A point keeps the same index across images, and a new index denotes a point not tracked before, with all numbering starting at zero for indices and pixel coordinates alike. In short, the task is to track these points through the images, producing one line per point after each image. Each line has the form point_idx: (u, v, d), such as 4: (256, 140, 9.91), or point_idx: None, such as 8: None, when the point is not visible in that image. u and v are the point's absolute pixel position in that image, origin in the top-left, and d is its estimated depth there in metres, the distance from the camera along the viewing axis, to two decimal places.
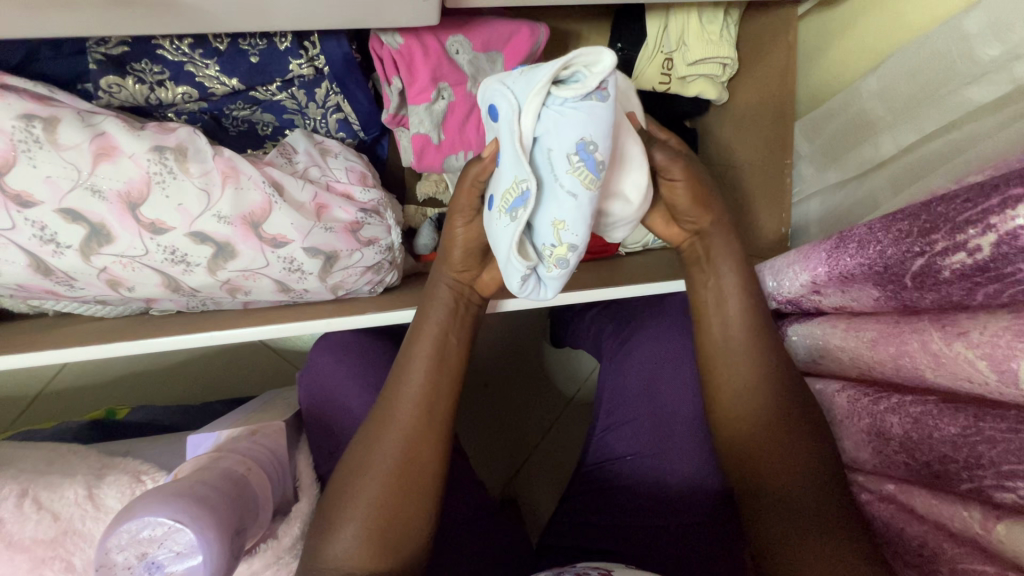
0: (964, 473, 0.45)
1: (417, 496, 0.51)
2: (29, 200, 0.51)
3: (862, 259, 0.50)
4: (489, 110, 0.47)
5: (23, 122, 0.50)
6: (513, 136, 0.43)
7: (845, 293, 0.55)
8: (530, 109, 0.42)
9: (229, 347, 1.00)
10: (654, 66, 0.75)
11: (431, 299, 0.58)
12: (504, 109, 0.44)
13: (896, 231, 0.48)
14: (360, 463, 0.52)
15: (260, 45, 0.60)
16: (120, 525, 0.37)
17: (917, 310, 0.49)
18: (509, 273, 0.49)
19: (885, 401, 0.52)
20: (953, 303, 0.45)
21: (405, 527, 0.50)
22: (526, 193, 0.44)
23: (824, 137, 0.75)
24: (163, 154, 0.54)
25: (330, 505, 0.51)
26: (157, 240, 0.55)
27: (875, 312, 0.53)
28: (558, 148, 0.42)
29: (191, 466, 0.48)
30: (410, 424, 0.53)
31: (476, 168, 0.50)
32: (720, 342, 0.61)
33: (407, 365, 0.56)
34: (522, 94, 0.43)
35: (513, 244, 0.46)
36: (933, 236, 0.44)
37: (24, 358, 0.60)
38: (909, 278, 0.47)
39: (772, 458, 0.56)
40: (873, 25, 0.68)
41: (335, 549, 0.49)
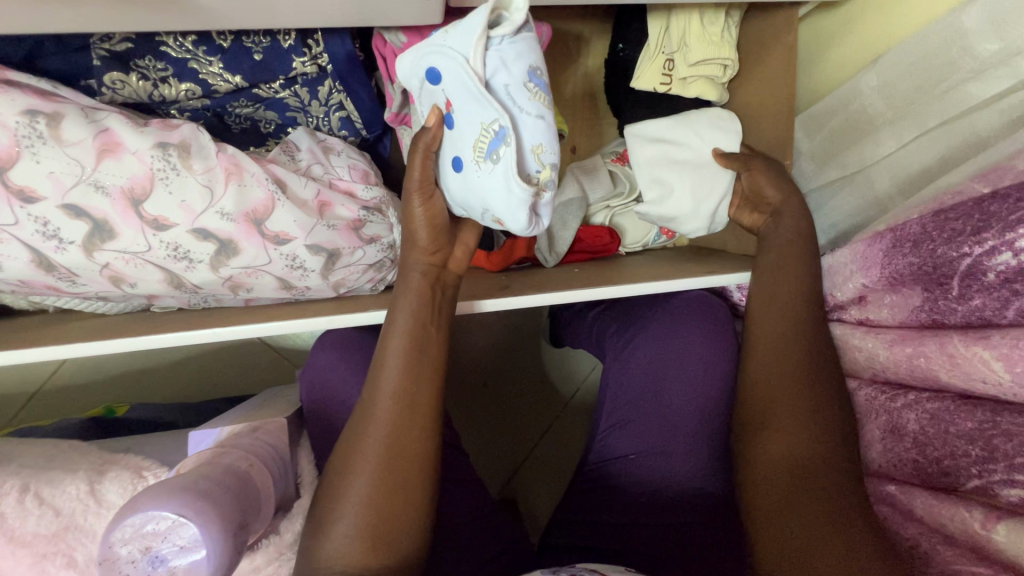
0: (973, 468, 0.47)
1: (412, 491, 0.51)
2: (32, 195, 0.51)
3: (913, 258, 0.52)
4: (429, 74, 0.54)
5: (26, 118, 0.50)
6: (473, 83, 0.51)
7: (891, 297, 0.56)
8: (477, 53, 0.51)
9: (228, 344, 1.00)
10: (654, 66, 0.76)
11: (405, 286, 0.59)
12: (455, 65, 0.52)
13: (948, 230, 0.49)
14: (347, 458, 0.52)
15: (264, 43, 0.60)
16: (125, 519, 0.37)
17: (943, 324, 0.51)
18: (513, 216, 0.55)
19: (901, 398, 0.53)
20: (984, 319, 0.48)
21: (393, 527, 0.50)
22: (500, 131, 0.52)
23: (823, 134, 0.75)
24: (166, 150, 0.55)
25: (324, 500, 0.51)
26: (160, 237, 0.55)
27: (900, 324, 0.55)
28: (514, 80, 0.52)
29: (194, 461, 0.48)
30: (392, 419, 0.53)
31: (428, 137, 0.56)
32: (759, 342, 0.62)
33: (383, 358, 0.56)
34: (464, 45, 0.51)
35: (514, 175, 0.52)
36: (983, 235, 0.47)
37: (22, 354, 0.60)
38: (956, 280, 0.49)
39: (784, 446, 0.55)
40: (873, 26, 0.68)
41: (329, 548, 0.49)
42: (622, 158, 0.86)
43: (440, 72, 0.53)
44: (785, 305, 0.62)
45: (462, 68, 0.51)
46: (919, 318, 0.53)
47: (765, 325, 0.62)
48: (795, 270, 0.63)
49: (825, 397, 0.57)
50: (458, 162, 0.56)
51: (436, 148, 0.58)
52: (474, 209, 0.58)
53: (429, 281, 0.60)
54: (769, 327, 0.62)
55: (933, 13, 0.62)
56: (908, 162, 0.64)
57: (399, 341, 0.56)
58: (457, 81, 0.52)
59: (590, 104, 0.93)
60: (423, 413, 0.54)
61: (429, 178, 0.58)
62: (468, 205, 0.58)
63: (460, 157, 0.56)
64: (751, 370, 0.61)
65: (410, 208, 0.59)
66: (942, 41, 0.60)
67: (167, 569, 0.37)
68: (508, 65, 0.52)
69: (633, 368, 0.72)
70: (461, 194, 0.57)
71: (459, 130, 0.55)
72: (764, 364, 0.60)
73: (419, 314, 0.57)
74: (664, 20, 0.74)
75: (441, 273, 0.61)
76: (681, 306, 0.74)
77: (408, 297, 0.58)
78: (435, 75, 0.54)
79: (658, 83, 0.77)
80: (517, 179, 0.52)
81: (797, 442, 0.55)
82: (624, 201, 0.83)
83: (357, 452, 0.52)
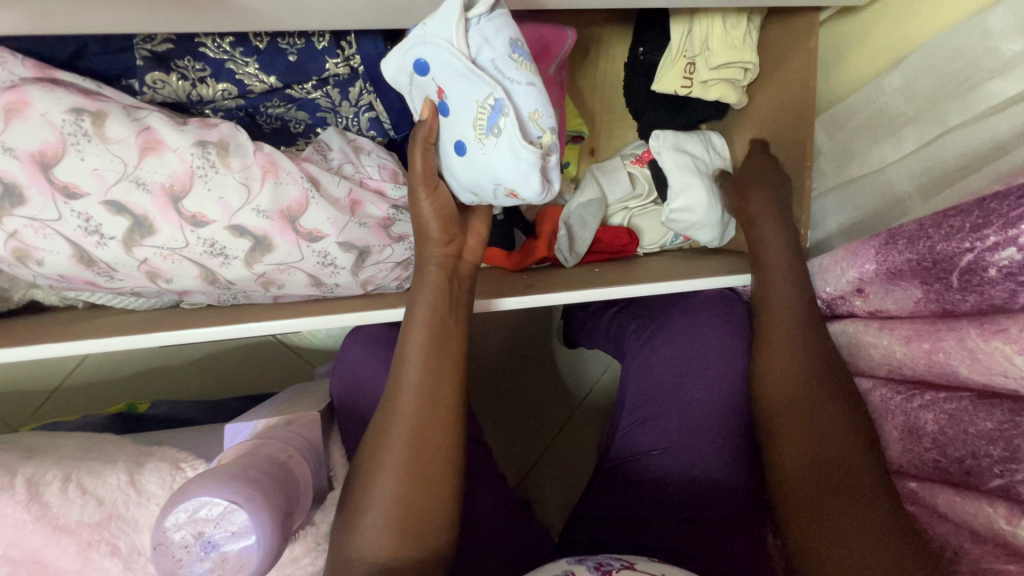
0: (996, 468, 0.46)
1: (434, 484, 0.52)
2: (76, 191, 0.52)
3: (911, 255, 0.52)
4: (416, 66, 0.55)
5: (72, 116, 0.51)
6: (462, 64, 0.53)
7: (889, 293, 0.56)
8: (459, 35, 0.52)
9: (249, 342, 1.01)
10: (676, 69, 0.77)
11: (422, 281, 0.60)
12: (439, 51, 0.53)
13: (947, 227, 0.49)
14: (371, 459, 0.53)
15: (299, 44, 0.62)
16: (177, 505, 0.39)
17: (955, 314, 0.50)
18: (525, 184, 0.56)
19: (919, 398, 0.53)
20: (994, 306, 0.47)
21: (423, 519, 0.51)
22: (496, 104, 0.54)
23: (845, 133, 0.76)
24: (205, 149, 0.56)
25: (353, 495, 0.52)
26: (198, 233, 0.57)
27: (911, 315, 0.55)
28: (499, 54, 0.53)
29: (234, 452, 0.49)
30: (414, 413, 0.54)
31: (424, 129, 0.58)
32: (782, 326, 0.63)
33: (405, 355, 0.57)
34: (444, 29, 0.52)
35: (519, 143, 0.54)
36: (984, 231, 0.46)
37: (56, 348, 0.61)
38: (956, 275, 0.49)
39: (805, 455, 0.57)
40: (891, 29, 0.69)
41: (363, 542, 0.50)
42: (641, 158, 0.86)
43: (428, 61, 0.54)
44: (780, 314, 0.64)
45: (449, 52, 0.53)
46: (930, 309, 0.52)
47: (766, 340, 0.64)
48: (791, 286, 0.64)
49: (838, 396, 0.58)
50: (462, 146, 0.57)
51: (434, 139, 0.59)
52: (486, 188, 0.59)
53: (444, 274, 0.60)
54: (774, 338, 0.64)
55: (952, 15, 0.63)
56: (926, 160, 0.65)
57: (418, 339, 0.57)
58: (446, 66, 0.53)
59: (609, 106, 0.94)
60: (442, 407, 0.55)
61: (431, 170, 0.59)
62: (478, 186, 0.60)
63: (462, 140, 0.57)
64: (763, 364, 0.64)
65: (422, 208, 0.59)
66: (963, 42, 0.60)
67: (220, 555, 0.38)
68: (490, 41, 0.53)
69: (657, 366, 0.72)
70: (470, 177, 0.59)
71: (455, 113, 0.56)
72: (775, 373, 0.62)
73: (435, 312, 0.58)
74: (687, 23, 0.74)
75: (456, 264, 0.62)
76: (699, 304, 0.74)
77: (425, 291, 0.59)
78: (423, 66, 0.55)
79: (680, 86, 0.79)
80: (522, 143, 0.54)
81: (819, 448, 0.56)
82: (642, 202, 0.85)
83: (380, 450, 0.52)
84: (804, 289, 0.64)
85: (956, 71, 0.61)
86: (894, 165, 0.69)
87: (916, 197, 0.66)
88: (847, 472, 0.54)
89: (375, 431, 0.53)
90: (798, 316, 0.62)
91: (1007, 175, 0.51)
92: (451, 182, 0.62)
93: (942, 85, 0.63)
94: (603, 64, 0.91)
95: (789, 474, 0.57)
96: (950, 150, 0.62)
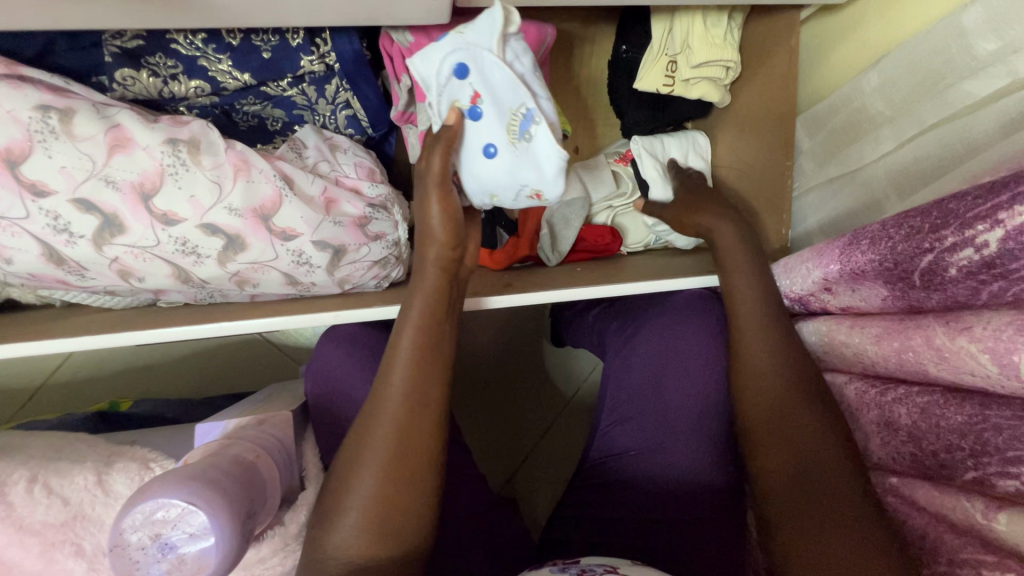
0: (969, 461, 0.45)
1: (416, 480, 0.50)
2: (43, 189, 0.52)
3: (873, 255, 0.52)
4: (455, 70, 0.56)
5: (39, 113, 0.51)
6: (505, 71, 0.56)
7: (856, 292, 0.56)
8: (501, 47, 0.56)
9: (232, 341, 1.01)
10: (659, 68, 0.77)
11: (419, 282, 0.57)
12: (484, 59, 0.56)
13: (907, 228, 0.49)
14: (352, 456, 0.50)
15: (273, 41, 0.61)
16: (134, 507, 0.38)
17: (923, 311, 0.50)
18: (551, 186, 0.61)
19: (892, 392, 0.53)
20: (959, 303, 0.47)
21: (401, 514, 0.49)
22: (529, 114, 0.58)
23: (825, 133, 0.76)
24: (176, 146, 0.55)
25: (330, 495, 0.50)
26: (169, 231, 0.56)
27: (881, 312, 0.55)
28: (527, 71, 0.58)
29: (200, 452, 0.48)
30: (401, 413, 0.51)
31: (450, 132, 0.57)
32: (753, 323, 0.61)
33: (394, 354, 0.53)
34: (487, 39, 0.55)
35: (553, 148, 0.59)
36: (943, 232, 0.46)
37: (25, 347, 0.60)
38: (917, 275, 0.49)
39: (796, 479, 0.53)
40: (871, 28, 0.69)
41: (337, 539, 0.48)
42: (624, 157, 0.86)
43: (468, 67, 0.56)
44: (757, 328, 0.61)
45: (492, 60, 0.56)
46: (898, 306, 0.52)
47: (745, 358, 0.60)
48: (754, 297, 0.62)
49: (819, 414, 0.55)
50: (492, 148, 0.58)
51: (456, 143, 0.58)
52: (509, 190, 0.61)
53: (446, 277, 0.57)
54: (753, 355, 0.60)
55: (928, 15, 0.62)
56: (904, 158, 0.65)
57: (409, 339, 0.54)
58: (489, 72, 0.56)
59: (593, 104, 0.94)
60: (433, 406, 0.52)
61: (448, 171, 0.58)
62: (500, 188, 0.61)
63: (491, 143, 0.58)
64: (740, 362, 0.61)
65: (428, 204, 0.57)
66: (939, 41, 0.59)
67: (177, 557, 0.38)
68: (519, 58, 0.58)
69: (634, 368, 0.72)
70: (494, 179, 0.60)
71: (487, 118, 0.58)
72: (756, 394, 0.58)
73: (427, 318, 0.55)
74: (668, 22, 0.74)
75: (459, 267, 0.59)
76: (679, 304, 0.73)
77: (422, 292, 0.56)
78: (459, 70, 0.56)
79: (662, 84, 0.79)
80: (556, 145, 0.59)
81: (805, 471, 0.53)
82: (626, 201, 0.85)
83: (363, 445, 0.50)
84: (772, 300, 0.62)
85: (932, 70, 0.61)
86: (873, 164, 0.69)
87: (894, 197, 0.66)
88: (839, 496, 0.51)
89: (361, 423, 0.51)
90: (775, 333, 0.60)
91: (978, 175, 0.51)
92: (467, 181, 0.61)
93: (919, 84, 0.63)
94: (587, 63, 0.90)
95: (779, 501, 0.54)
96: (927, 150, 0.62)
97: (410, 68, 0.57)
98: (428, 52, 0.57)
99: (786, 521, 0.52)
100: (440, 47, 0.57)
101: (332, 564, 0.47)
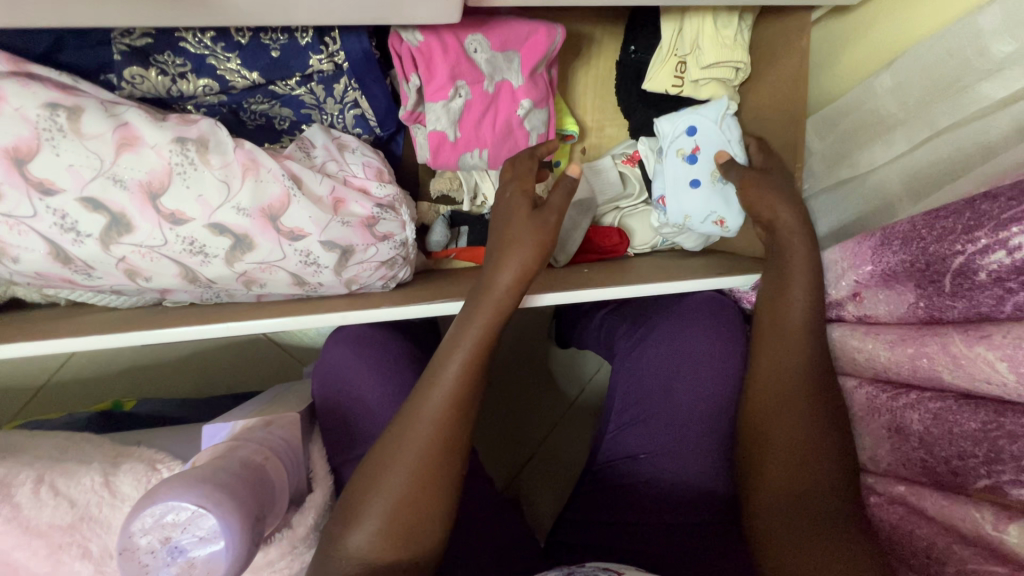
0: (981, 468, 0.45)
1: (433, 482, 0.48)
2: (51, 187, 0.51)
3: (905, 255, 0.51)
4: (687, 130, 0.77)
5: (47, 111, 0.51)
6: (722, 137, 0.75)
7: (885, 296, 0.55)
8: (722, 119, 0.75)
9: (236, 340, 1.00)
10: (666, 69, 0.78)
11: (486, 295, 0.55)
12: (707, 124, 0.76)
13: (939, 228, 0.48)
14: (385, 454, 0.49)
15: (282, 40, 0.61)
16: (143, 510, 0.38)
17: (942, 321, 0.50)
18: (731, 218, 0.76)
19: (905, 396, 0.52)
20: (981, 314, 0.46)
21: (424, 519, 0.48)
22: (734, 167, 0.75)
23: (834, 135, 0.76)
24: (184, 145, 0.55)
25: (353, 495, 0.49)
26: (176, 231, 0.56)
27: (900, 321, 0.54)
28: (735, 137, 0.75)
29: (208, 454, 0.48)
30: (444, 419, 0.50)
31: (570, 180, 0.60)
32: (783, 315, 0.60)
33: (446, 357, 0.53)
34: (713, 113, 0.76)
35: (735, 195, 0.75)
36: (975, 233, 0.45)
37: (29, 347, 0.59)
38: (949, 277, 0.48)
39: (783, 494, 0.55)
40: (883, 29, 0.69)
41: (356, 539, 0.47)
42: (631, 158, 0.88)
43: (697, 128, 0.77)
44: (789, 331, 0.60)
45: (713, 127, 0.75)
46: (917, 315, 0.52)
47: (762, 372, 0.60)
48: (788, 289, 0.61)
49: (827, 433, 0.55)
50: (696, 183, 0.77)
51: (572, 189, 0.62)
52: (698, 214, 0.77)
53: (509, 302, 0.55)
54: (767, 372, 0.60)
55: (941, 18, 0.62)
56: (917, 161, 0.64)
57: (464, 354, 0.52)
58: (709, 133, 0.76)
59: (601, 105, 0.93)
60: (472, 415, 0.52)
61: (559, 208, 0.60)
62: (693, 210, 0.77)
63: (696, 179, 0.77)
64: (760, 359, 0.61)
65: (521, 227, 0.57)
66: (954, 43, 0.59)
67: (186, 560, 0.38)
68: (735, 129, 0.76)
69: (643, 369, 0.72)
70: (689, 203, 0.77)
71: (700, 163, 0.77)
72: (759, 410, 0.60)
73: (485, 340, 0.53)
74: (677, 22, 0.74)
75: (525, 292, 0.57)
76: (694, 307, 0.73)
77: (484, 313, 0.54)
78: (689, 130, 0.77)
79: (669, 85, 0.80)
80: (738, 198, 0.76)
81: (794, 486, 0.55)
82: (633, 202, 0.88)
83: (396, 446, 0.49)
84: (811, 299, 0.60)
85: (946, 73, 0.60)
86: (885, 167, 0.69)
87: (907, 200, 0.66)
88: (817, 507, 0.53)
89: (400, 431, 0.49)
90: (803, 336, 0.59)
91: (997, 178, 0.50)
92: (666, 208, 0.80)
93: (932, 86, 0.62)
94: (596, 62, 0.90)
95: (761, 508, 0.56)
96: (941, 153, 0.62)
97: (655, 124, 0.79)
98: (670, 118, 0.79)
99: (765, 526, 0.55)
100: (677, 115, 0.79)
101: (347, 562, 0.47)
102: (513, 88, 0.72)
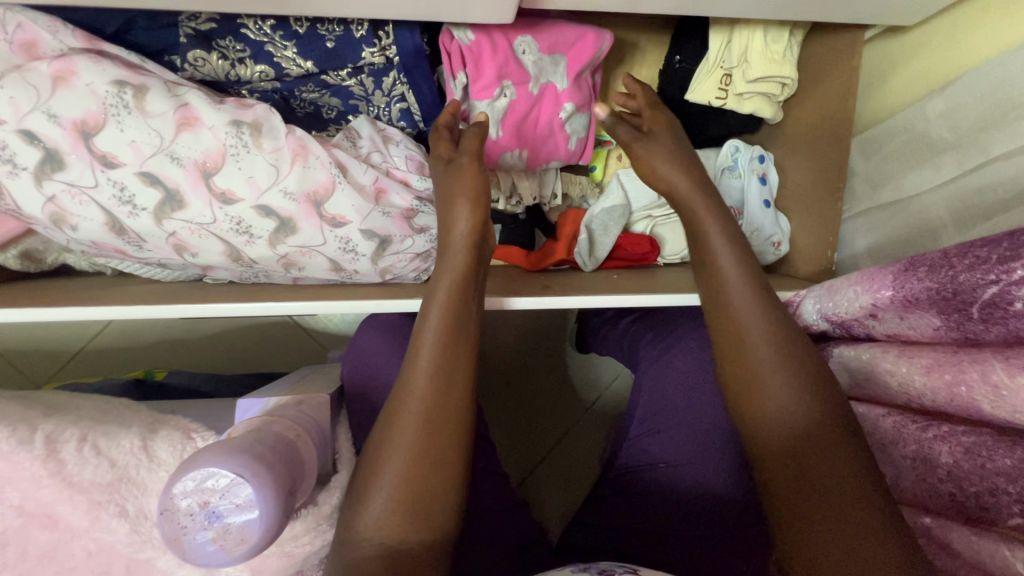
0: (1015, 506, 0.44)
1: (433, 454, 0.48)
2: (113, 160, 0.54)
3: (930, 283, 0.50)
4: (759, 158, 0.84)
5: (115, 88, 0.53)
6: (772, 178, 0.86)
7: (904, 320, 0.54)
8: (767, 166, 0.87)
9: (263, 322, 1.03)
10: (711, 80, 0.77)
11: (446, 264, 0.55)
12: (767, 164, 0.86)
13: (972, 257, 0.48)
14: (382, 433, 0.50)
15: (337, 31, 0.62)
16: (187, 473, 0.40)
17: (979, 342, 0.48)
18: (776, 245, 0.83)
19: (933, 428, 0.51)
20: (1020, 337, 0.45)
21: (431, 503, 0.47)
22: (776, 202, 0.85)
23: (881, 156, 0.75)
24: (239, 128, 0.57)
25: (362, 477, 0.49)
26: (225, 210, 0.58)
27: (930, 342, 0.52)
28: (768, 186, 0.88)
29: (243, 427, 0.49)
30: (427, 393, 0.50)
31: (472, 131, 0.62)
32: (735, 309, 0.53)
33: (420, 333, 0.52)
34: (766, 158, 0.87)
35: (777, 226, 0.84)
36: (1012, 264, 0.44)
37: (76, 312, 0.62)
38: (977, 307, 0.47)
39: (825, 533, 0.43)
40: (939, 52, 0.67)
41: (366, 520, 0.47)
42: None
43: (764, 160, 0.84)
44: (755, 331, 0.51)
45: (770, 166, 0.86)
46: (953, 337, 0.50)
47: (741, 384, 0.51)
48: (761, 292, 0.53)
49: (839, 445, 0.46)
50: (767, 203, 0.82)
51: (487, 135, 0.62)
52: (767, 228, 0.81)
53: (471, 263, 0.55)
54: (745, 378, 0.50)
55: (1002, 43, 0.61)
56: (966, 186, 0.63)
57: (437, 319, 0.52)
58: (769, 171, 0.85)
59: None
60: (461, 381, 0.51)
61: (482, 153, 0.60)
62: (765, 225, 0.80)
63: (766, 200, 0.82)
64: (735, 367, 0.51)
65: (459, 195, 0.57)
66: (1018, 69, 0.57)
67: (222, 525, 0.39)
68: None
69: (666, 378, 0.71)
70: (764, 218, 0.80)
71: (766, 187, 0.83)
72: (749, 434, 0.50)
73: (455, 303, 0.53)
74: (727, 34, 0.74)
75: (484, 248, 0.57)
76: None
77: (449, 276, 0.54)
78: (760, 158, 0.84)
79: (714, 97, 0.78)
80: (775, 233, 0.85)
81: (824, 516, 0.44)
82: (666, 211, 0.88)
83: (392, 427, 0.49)
84: (761, 292, 0.53)
85: (1005, 99, 0.59)
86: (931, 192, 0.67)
87: (952, 226, 0.64)
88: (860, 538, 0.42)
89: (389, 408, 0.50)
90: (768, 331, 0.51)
91: None
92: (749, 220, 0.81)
93: (989, 112, 0.60)
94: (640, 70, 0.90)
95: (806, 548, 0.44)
96: (989, 181, 0.60)
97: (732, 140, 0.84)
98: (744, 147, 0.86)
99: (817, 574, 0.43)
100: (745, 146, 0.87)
101: (364, 545, 0.47)
102: (557, 91, 0.72)
